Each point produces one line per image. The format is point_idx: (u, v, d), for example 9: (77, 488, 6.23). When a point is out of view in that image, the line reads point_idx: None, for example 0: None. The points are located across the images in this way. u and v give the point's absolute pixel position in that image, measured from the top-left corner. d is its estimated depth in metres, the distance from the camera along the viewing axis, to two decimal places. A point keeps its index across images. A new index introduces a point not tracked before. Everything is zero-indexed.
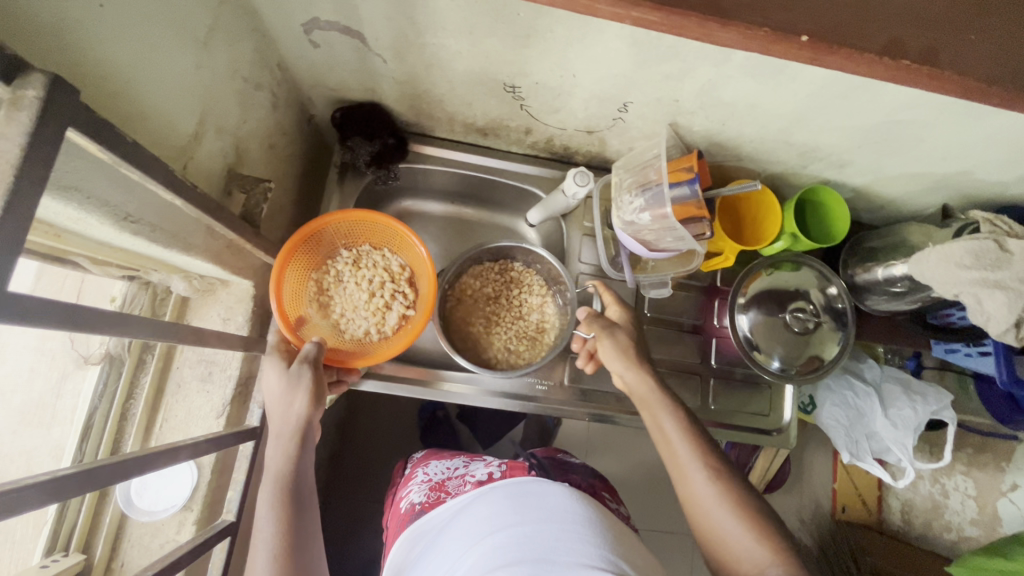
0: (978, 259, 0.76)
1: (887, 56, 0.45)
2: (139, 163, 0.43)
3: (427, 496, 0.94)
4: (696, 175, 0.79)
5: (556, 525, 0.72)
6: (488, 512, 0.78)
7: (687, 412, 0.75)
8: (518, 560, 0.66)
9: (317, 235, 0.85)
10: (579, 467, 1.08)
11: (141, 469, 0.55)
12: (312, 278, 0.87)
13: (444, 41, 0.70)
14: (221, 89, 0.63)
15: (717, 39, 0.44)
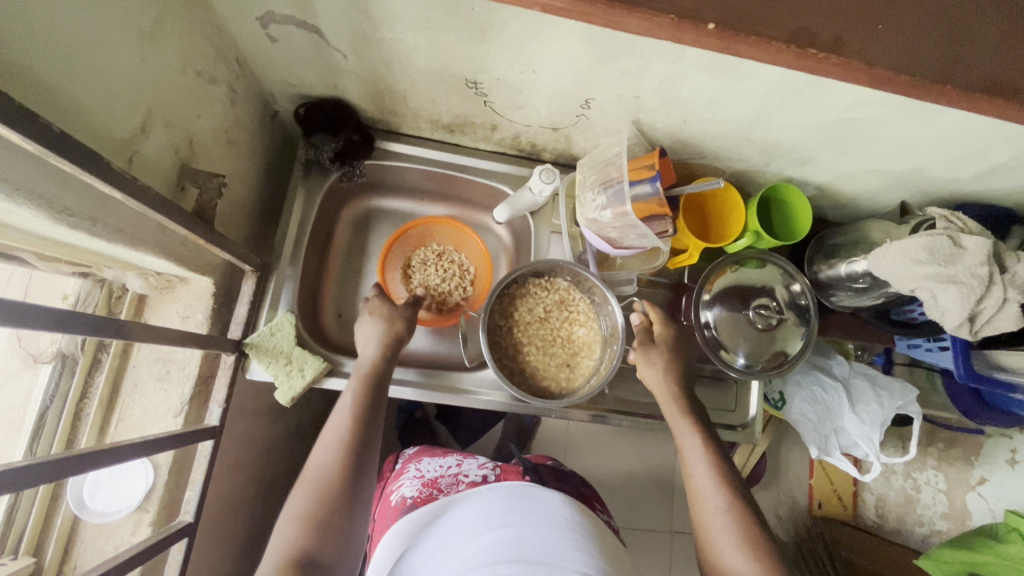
0: (932, 255, 0.77)
1: (795, 44, 0.45)
2: (68, 153, 0.42)
3: (418, 491, 0.91)
4: (656, 173, 0.79)
5: (553, 531, 0.74)
6: (482, 512, 0.79)
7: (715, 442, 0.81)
8: (511, 559, 0.67)
9: (416, 231, 1.06)
10: (572, 478, 1.09)
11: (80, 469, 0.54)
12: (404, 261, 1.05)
13: (401, 36, 0.70)
14: (171, 81, 0.62)
15: (625, 25, 0.45)
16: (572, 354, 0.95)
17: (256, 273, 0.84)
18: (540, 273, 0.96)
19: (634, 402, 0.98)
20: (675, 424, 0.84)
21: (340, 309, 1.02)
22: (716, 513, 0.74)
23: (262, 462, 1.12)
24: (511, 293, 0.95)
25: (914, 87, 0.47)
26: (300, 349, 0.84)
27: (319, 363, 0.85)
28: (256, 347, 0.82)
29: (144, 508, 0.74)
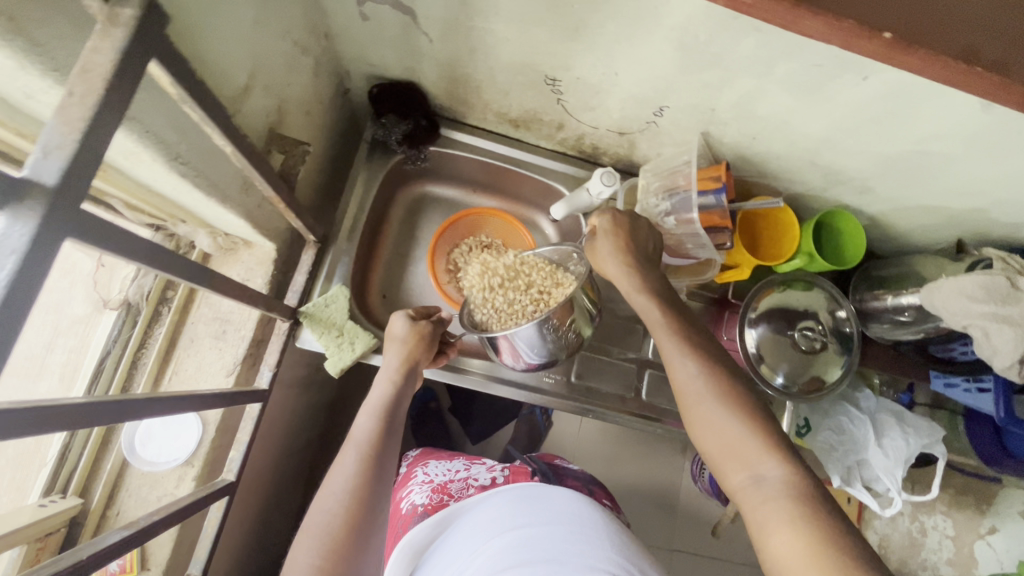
0: (989, 294, 0.78)
1: (962, 60, 0.44)
2: (202, 103, 0.44)
3: (429, 497, 0.92)
4: (724, 185, 0.80)
5: (567, 529, 0.74)
6: (497, 514, 0.79)
7: (685, 324, 0.71)
8: (532, 560, 0.67)
9: (472, 222, 1.06)
10: (581, 476, 1.09)
11: (143, 412, 0.54)
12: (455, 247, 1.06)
13: (493, 26, 0.71)
14: (272, 47, 0.64)
15: (800, 27, 0.44)
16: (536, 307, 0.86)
17: (316, 244, 0.86)
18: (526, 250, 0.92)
19: (662, 409, 0.98)
20: (636, 298, 0.74)
21: (384, 290, 1.03)
22: (691, 382, 0.65)
23: (286, 433, 1.12)
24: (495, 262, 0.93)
25: None
26: (352, 324, 0.85)
27: (371, 338, 0.85)
28: (311, 316, 0.83)
29: (190, 462, 0.75)
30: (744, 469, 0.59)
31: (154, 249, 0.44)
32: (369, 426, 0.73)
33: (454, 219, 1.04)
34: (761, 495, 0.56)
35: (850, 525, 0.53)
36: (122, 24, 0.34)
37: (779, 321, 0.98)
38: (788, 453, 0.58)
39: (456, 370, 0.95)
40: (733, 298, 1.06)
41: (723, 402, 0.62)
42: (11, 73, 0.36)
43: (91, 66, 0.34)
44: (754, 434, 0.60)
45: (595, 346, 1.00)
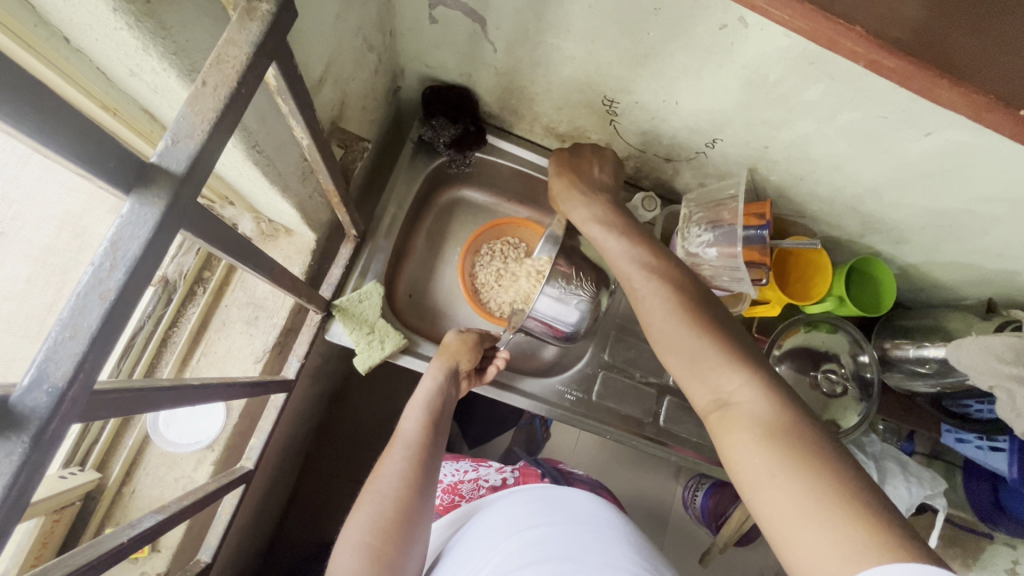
0: (1018, 356, 0.79)
1: None
2: (297, 96, 0.44)
3: (441, 497, 0.96)
4: (767, 223, 0.81)
5: (588, 530, 0.73)
6: (516, 513, 0.78)
7: (648, 245, 0.74)
8: (548, 558, 0.66)
9: (508, 229, 1.07)
10: (589, 481, 1.10)
11: (195, 399, 0.54)
12: (487, 248, 1.05)
13: (562, 43, 0.72)
14: (346, 42, 0.64)
15: (934, 98, 0.36)
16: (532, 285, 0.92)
17: (355, 238, 0.86)
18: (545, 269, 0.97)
19: (673, 435, 0.97)
20: (603, 240, 0.77)
21: (411, 289, 1.03)
22: (650, 298, 0.68)
23: (294, 422, 1.11)
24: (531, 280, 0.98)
25: None
26: (383, 322, 0.85)
27: (400, 338, 0.85)
28: (343, 310, 0.83)
29: (211, 446, 0.74)
30: (708, 393, 0.59)
31: (233, 236, 0.44)
32: (416, 415, 0.75)
33: (487, 227, 1.05)
34: (726, 410, 0.56)
35: (817, 427, 0.52)
36: (258, 18, 0.36)
37: (801, 361, 1.00)
38: (743, 356, 0.59)
39: None
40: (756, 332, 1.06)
41: (682, 328, 0.63)
42: (127, 51, 0.36)
43: (226, 56, 0.35)
44: (709, 352, 0.60)
45: (616, 367, 1.01)
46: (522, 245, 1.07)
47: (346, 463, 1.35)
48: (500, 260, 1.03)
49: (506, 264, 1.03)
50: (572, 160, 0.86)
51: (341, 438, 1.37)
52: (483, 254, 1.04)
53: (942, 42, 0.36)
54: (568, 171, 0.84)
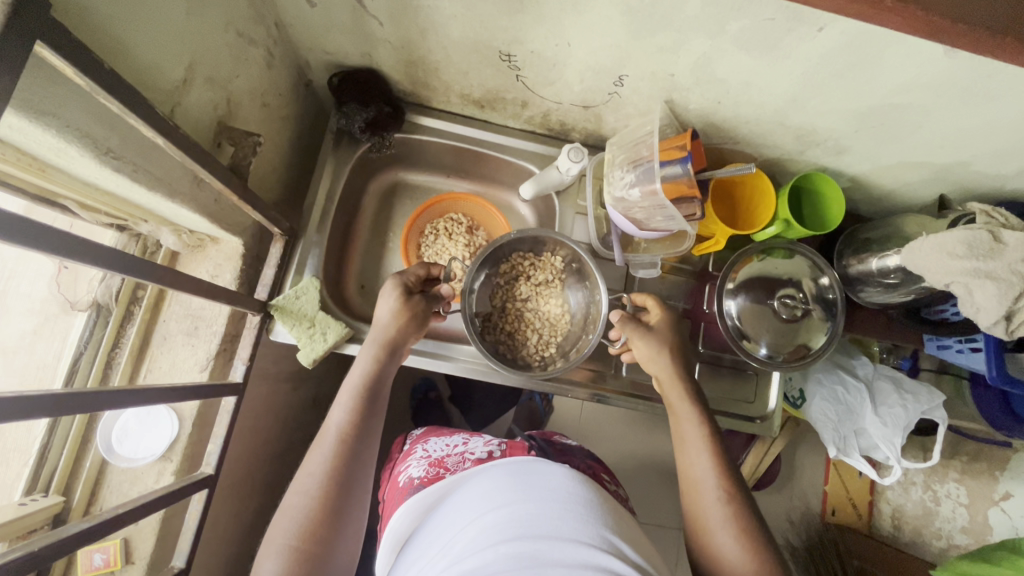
0: (971, 250, 0.75)
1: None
2: (118, 92, 0.43)
3: (425, 471, 0.83)
4: (689, 154, 0.79)
5: (559, 504, 0.63)
6: (483, 488, 0.69)
7: (712, 425, 0.76)
8: (515, 537, 0.58)
9: (448, 206, 1.06)
10: (577, 450, 1.01)
11: (121, 403, 0.55)
12: (430, 228, 1.04)
13: (438, 3, 0.70)
14: (212, 38, 0.63)
15: None
16: (537, 296, 0.99)
17: (283, 237, 0.86)
18: (532, 257, 0.98)
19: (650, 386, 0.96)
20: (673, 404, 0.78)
21: (362, 280, 1.02)
22: (705, 476, 0.71)
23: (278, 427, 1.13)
24: (515, 274, 0.99)
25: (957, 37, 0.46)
26: (324, 315, 0.85)
27: (342, 327, 0.86)
28: (281, 309, 0.84)
29: (168, 457, 0.76)
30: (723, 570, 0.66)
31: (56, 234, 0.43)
32: (348, 401, 0.74)
33: (425, 207, 1.03)
34: None
35: None
36: None
37: (756, 290, 0.95)
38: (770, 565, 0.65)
39: (439, 357, 0.95)
40: (713, 269, 1.03)
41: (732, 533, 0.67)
42: None
43: None
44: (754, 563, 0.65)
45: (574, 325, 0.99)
46: (465, 218, 1.06)
47: None
48: (444, 237, 1.03)
49: (450, 241, 1.03)
50: (675, 333, 0.82)
51: None
52: (427, 234, 1.04)
53: None
54: (661, 337, 0.81)
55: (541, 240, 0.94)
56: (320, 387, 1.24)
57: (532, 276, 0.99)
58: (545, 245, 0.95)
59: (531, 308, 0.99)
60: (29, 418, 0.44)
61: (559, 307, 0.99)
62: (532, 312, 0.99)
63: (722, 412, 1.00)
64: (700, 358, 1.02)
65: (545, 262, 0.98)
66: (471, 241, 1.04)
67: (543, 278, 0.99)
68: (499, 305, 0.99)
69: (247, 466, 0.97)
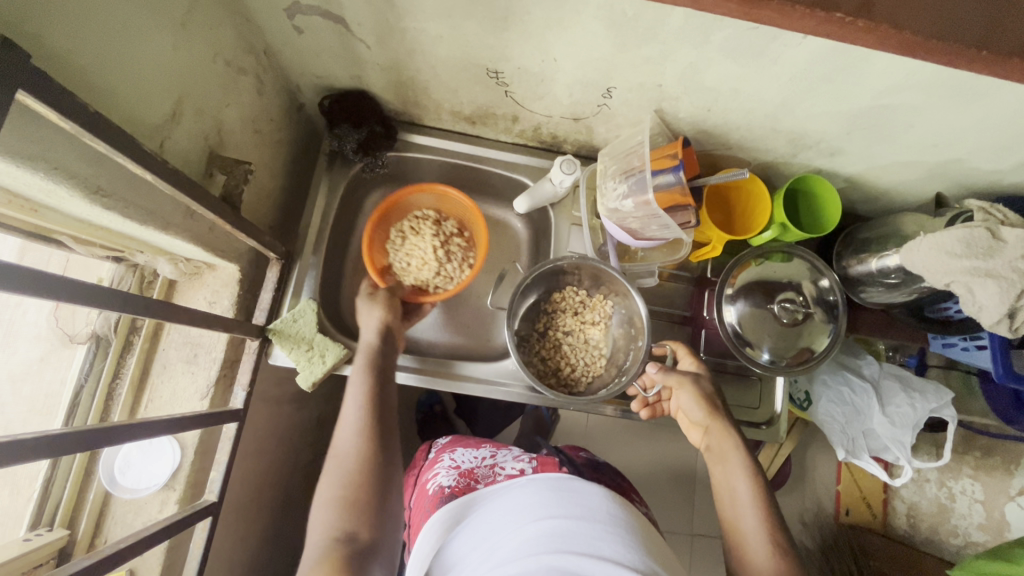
0: (969, 248, 0.74)
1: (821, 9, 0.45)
2: (102, 133, 0.44)
3: (455, 480, 0.78)
4: (680, 162, 0.79)
5: (599, 526, 0.64)
6: (522, 501, 0.69)
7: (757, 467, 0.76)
8: (556, 551, 0.59)
9: (410, 204, 0.99)
10: (607, 470, 0.97)
11: (130, 436, 0.56)
12: (394, 232, 0.99)
13: (424, 24, 0.70)
14: (200, 70, 0.64)
15: None
16: (579, 330, 0.98)
17: (280, 261, 0.86)
18: (581, 291, 0.98)
19: None
20: (711, 447, 0.79)
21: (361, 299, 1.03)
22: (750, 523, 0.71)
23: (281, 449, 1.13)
24: (559, 302, 0.99)
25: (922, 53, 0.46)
26: (322, 337, 0.85)
27: (341, 348, 0.86)
28: (279, 332, 0.84)
29: (171, 486, 0.76)
30: None
31: (44, 276, 0.43)
32: (361, 430, 0.74)
33: (388, 204, 0.96)
34: None
35: None
36: None
37: (756, 295, 0.95)
38: None
39: (443, 376, 0.93)
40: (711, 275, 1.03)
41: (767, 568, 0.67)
42: None
43: None
44: None
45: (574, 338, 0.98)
46: (432, 212, 1.01)
47: None
48: (410, 236, 0.98)
49: (417, 240, 0.98)
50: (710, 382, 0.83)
51: None
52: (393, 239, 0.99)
53: None
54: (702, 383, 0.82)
55: (598, 278, 0.95)
56: (323, 405, 1.23)
57: (579, 311, 0.98)
58: (602, 279, 0.95)
59: (569, 342, 0.98)
60: (31, 461, 0.44)
61: (598, 346, 0.97)
62: (569, 345, 0.97)
63: None
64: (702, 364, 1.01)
65: (594, 302, 0.98)
66: (440, 233, 0.98)
67: (589, 314, 0.98)
68: (535, 330, 0.99)
69: (251, 490, 0.97)
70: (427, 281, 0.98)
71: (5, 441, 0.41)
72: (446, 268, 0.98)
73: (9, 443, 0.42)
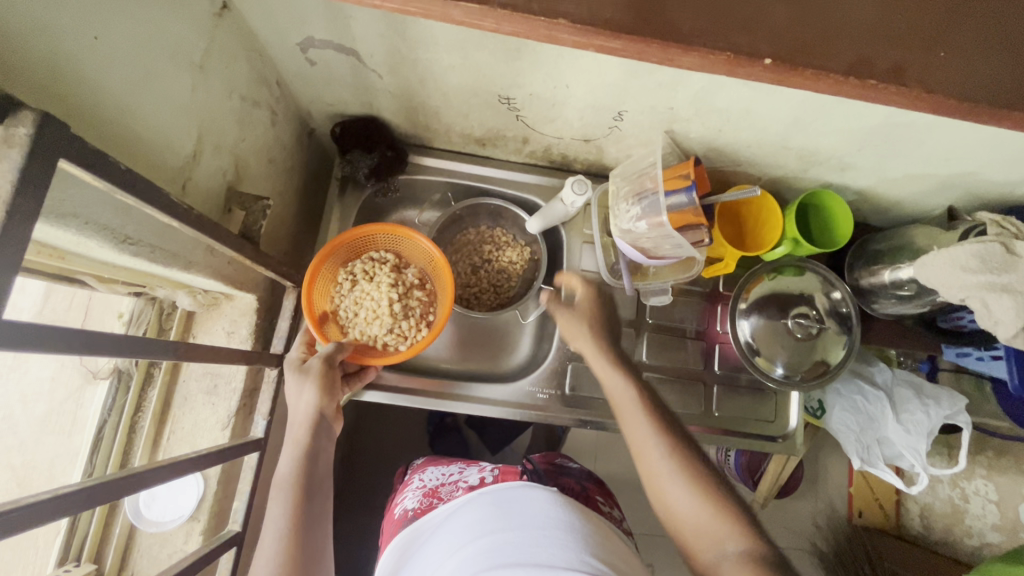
0: (984, 263, 0.74)
1: (855, 74, 0.47)
2: (132, 188, 0.44)
3: (419, 501, 0.80)
4: (692, 183, 0.79)
5: (534, 532, 0.62)
6: (466, 521, 0.68)
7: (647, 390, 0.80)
8: (492, 565, 0.57)
9: (365, 244, 0.89)
10: (575, 471, 0.92)
11: (148, 483, 0.55)
12: (344, 274, 0.88)
13: (436, 55, 0.71)
14: (218, 109, 0.65)
15: (680, 62, 0.47)
16: (496, 260, 1.03)
17: (296, 289, 0.86)
18: (486, 228, 1.04)
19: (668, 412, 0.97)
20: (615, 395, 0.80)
21: None
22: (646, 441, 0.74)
23: None
24: (468, 242, 1.04)
25: (929, 102, 0.47)
26: None
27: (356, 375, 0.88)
28: None
29: (196, 517, 0.77)
30: (708, 542, 0.65)
31: (76, 332, 0.44)
32: (287, 533, 0.63)
33: (338, 243, 0.86)
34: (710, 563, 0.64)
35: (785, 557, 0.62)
36: (16, 143, 0.34)
37: (769, 309, 0.96)
38: (738, 520, 0.65)
39: (449, 397, 0.93)
40: (724, 290, 1.03)
41: (687, 497, 0.68)
42: None
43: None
44: (714, 509, 0.67)
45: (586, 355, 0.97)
46: (391, 256, 0.91)
47: (362, 496, 1.34)
48: (364, 282, 0.87)
49: (370, 286, 0.87)
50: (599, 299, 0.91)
51: (352, 473, 1.36)
52: (340, 283, 0.88)
53: (659, 13, 0.45)
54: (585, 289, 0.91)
55: (490, 212, 1.02)
56: None
57: (490, 244, 1.04)
58: (499, 209, 1.01)
59: (494, 273, 1.03)
60: (59, 517, 0.45)
61: (518, 263, 1.03)
62: (495, 275, 1.03)
63: (741, 433, 0.99)
64: (715, 379, 1.01)
65: (496, 233, 1.04)
66: (396, 280, 0.87)
67: (499, 245, 1.04)
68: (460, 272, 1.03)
69: None
70: (375, 337, 0.85)
71: (33, 502, 0.42)
72: (400, 324, 0.86)
73: (48, 501, 0.43)
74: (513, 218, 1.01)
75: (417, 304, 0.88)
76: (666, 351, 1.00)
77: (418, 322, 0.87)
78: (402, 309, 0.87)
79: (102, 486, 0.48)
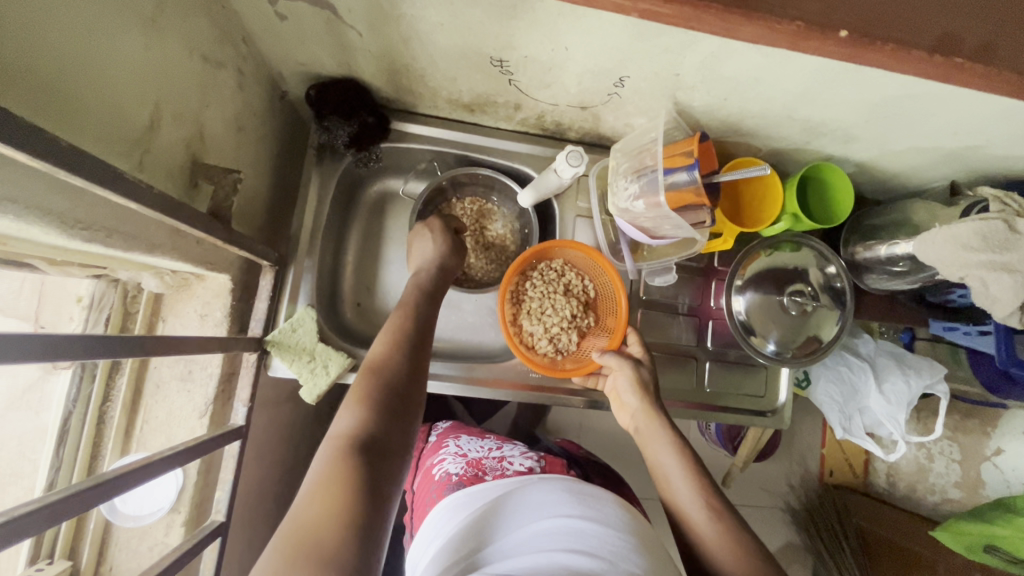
0: (985, 241, 0.73)
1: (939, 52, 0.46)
2: (78, 166, 0.38)
3: (463, 468, 0.76)
4: (695, 161, 0.74)
5: (612, 527, 0.57)
6: (534, 490, 0.64)
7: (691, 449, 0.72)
8: (572, 551, 0.52)
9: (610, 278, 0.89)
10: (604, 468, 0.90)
11: (119, 490, 0.51)
12: (551, 265, 0.91)
13: (422, 12, 0.64)
14: (176, 68, 0.57)
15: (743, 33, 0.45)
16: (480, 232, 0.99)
17: (273, 267, 0.81)
18: (462, 198, 1.00)
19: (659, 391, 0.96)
20: (640, 431, 0.76)
21: (358, 298, 0.98)
22: (674, 471, 0.70)
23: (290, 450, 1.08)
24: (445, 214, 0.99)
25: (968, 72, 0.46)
26: (323, 346, 0.83)
27: (344, 357, 0.83)
28: (278, 344, 0.80)
29: (176, 509, 0.74)
30: None
31: (19, 336, 0.38)
32: (413, 333, 0.70)
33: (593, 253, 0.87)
34: None
35: None
36: None
37: (766, 284, 0.94)
38: None
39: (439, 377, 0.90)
40: (719, 264, 1.01)
41: None
42: None
43: None
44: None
45: None
46: (591, 291, 0.92)
47: None
48: (553, 295, 0.88)
49: (550, 298, 0.89)
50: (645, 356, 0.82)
51: None
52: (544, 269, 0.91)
53: None
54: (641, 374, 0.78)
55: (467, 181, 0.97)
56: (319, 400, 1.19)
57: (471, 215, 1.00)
58: (477, 178, 0.96)
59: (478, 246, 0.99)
60: (18, 539, 0.40)
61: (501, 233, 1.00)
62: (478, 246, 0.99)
63: (728, 408, 0.99)
64: (707, 355, 1.00)
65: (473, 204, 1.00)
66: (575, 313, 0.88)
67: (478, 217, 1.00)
68: None
69: (255, 496, 0.94)
70: (523, 325, 0.89)
71: None
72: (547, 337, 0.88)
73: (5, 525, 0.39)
74: (493, 185, 0.97)
75: (568, 338, 0.88)
76: (656, 328, 0.98)
77: (550, 351, 0.87)
78: (556, 331, 0.88)
79: (65, 503, 0.44)
